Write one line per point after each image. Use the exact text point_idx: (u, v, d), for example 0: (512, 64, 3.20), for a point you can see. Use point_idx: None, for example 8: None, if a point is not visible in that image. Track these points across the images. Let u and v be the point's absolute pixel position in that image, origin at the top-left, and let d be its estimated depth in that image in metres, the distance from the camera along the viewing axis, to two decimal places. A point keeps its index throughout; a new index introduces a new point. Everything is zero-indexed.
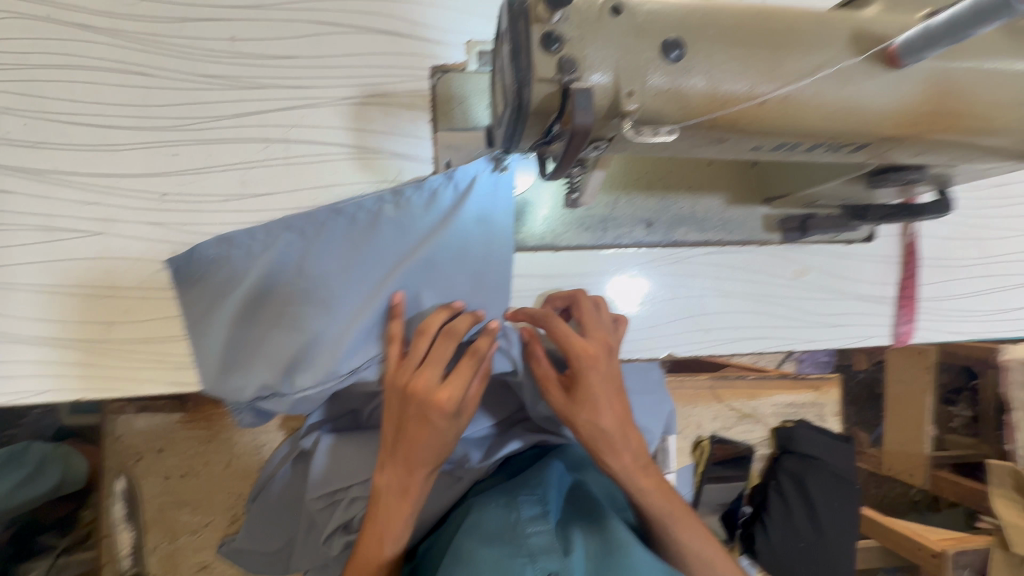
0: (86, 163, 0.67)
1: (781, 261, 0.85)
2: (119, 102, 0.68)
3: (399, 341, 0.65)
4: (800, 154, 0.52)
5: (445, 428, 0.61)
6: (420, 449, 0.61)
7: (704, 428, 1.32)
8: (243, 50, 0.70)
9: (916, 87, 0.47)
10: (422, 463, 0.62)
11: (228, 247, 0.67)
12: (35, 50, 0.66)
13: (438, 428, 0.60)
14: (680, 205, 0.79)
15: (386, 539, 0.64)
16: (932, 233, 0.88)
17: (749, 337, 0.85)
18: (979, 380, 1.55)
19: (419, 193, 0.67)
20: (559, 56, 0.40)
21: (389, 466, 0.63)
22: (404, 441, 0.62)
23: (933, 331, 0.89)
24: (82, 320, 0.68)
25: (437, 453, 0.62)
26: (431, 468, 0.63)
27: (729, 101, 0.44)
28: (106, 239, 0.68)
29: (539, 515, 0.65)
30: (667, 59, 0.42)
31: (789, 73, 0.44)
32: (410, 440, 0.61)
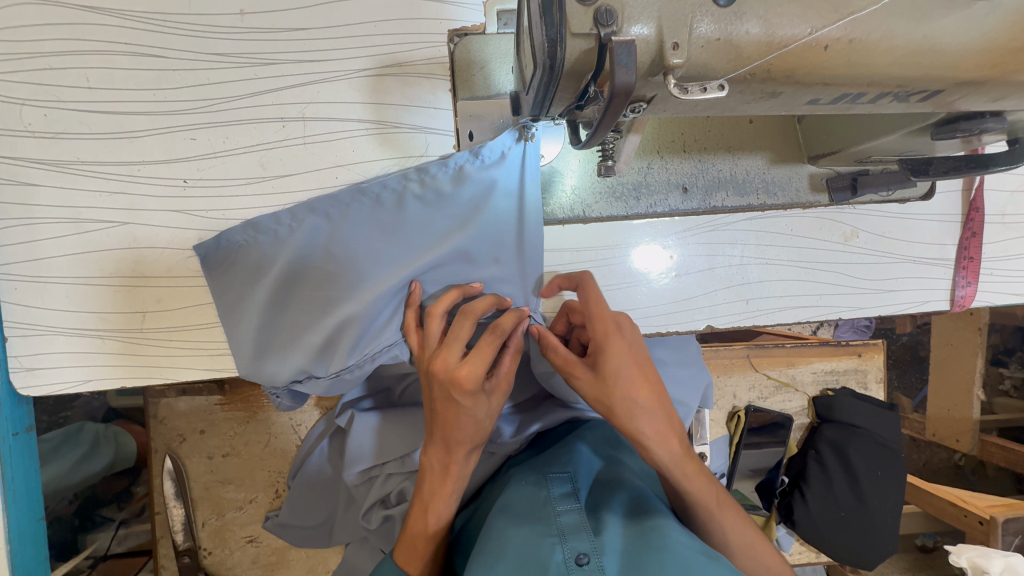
0: (107, 152, 0.66)
1: (828, 224, 0.79)
2: (133, 87, 0.66)
3: (417, 329, 0.64)
4: (862, 106, 0.47)
5: (477, 406, 0.59)
6: (454, 428, 0.60)
7: (740, 399, 1.29)
8: (254, 24, 0.67)
9: (1007, 20, 0.41)
10: (460, 445, 0.61)
11: (255, 232, 0.67)
12: (46, 37, 0.65)
13: (471, 406, 0.58)
14: (717, 168, 0.75)
15: (430, 513, 0.64)
16: (998, 187, 0.80)
17: (793, 307, 0.80)
18: None
19: (445, 167, 0.63)
20: (595, 7, 0.36)
21: (431, 448, 0.63)
22: (439, 425, 0.61)
23: (996, 293, 0.82)
24: (117, 311, 0.68)
25: (475, 434, 0.61)
26: (469, 449, 0.62)
27: (786, 49, 0.39)
28: (133, 229, 0.68)
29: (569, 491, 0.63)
30: (717, 3, 0.37)
31: (857, 11, 0.39)
32: (445, 421, 0.60)
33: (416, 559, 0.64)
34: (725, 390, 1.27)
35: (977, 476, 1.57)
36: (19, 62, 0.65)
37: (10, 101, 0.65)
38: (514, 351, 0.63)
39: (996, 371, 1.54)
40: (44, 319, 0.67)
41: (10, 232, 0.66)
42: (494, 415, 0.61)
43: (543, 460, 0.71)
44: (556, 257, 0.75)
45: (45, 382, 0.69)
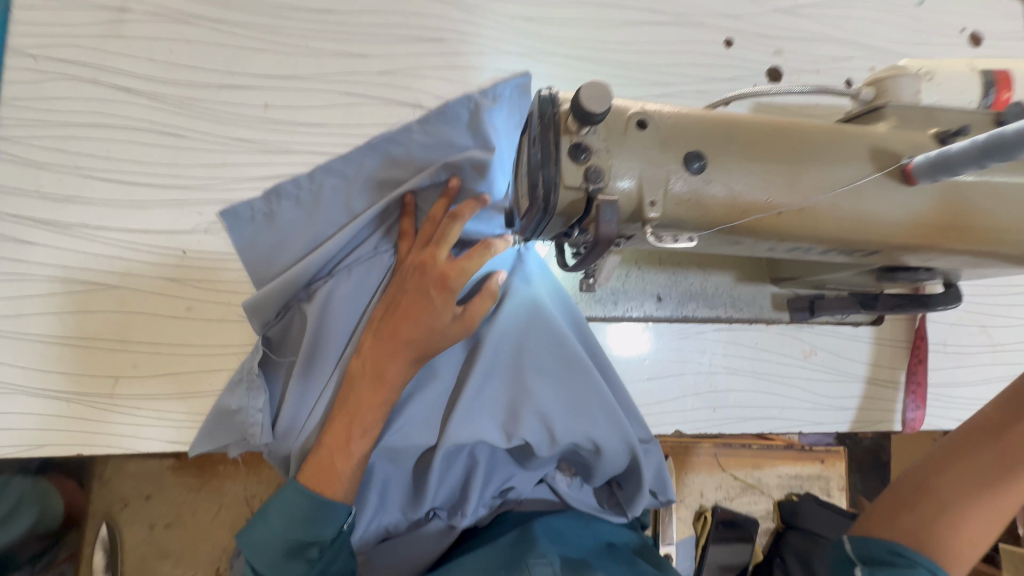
0: (112, 218, 0.69)
1: (789, 340, 0.85)
2: (151, 162, 0.70)
3: (410, 238, 0.67)
4: (814, 254, 0.53)
5: (440, 315, 0.60)
6: (410, 330, 0.60)
7: (707, 498, 1.29)
8: (275, 116, 0.73)
9: (930, 203, 0.48)
10: (411, 343, 0.60)
11: (274, 202, 0.67)
12: (77, 109, 0.69)
13: (433, 310, 0.60)
14: (691, 282, 0.81)
15: (352, 432, 0.60)
16: (939, 319, 0.88)
17: (759, 417, 0.83)
18: None
19: (445, 114, 0.69)
20: (586, 166, 0.41)
21: (367, 352, 0.61)
22: (393, 321, 0.60)
23: (942, 418, 0.87)
24: (85, 374, 0.67)
25: (421, 344, 0.61)
26: (411, 358, 0.61)
27: (746, 210, 0.45)
28: (123, 292, 0.68)
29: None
30: (689, 169, 0.43)
31: (806, 187, 0.46)
32: (402, 321, 0.60)
33: (331, 476, 0.60)
34: (692, 489, 1.28)
35: None
36: (45, 129, 0.68)
37: (29, 164, 0.68)
38: (488, 293, 0.64)
39: None
40: (10, 376, 0.65)
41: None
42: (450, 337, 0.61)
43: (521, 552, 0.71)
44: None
45: None
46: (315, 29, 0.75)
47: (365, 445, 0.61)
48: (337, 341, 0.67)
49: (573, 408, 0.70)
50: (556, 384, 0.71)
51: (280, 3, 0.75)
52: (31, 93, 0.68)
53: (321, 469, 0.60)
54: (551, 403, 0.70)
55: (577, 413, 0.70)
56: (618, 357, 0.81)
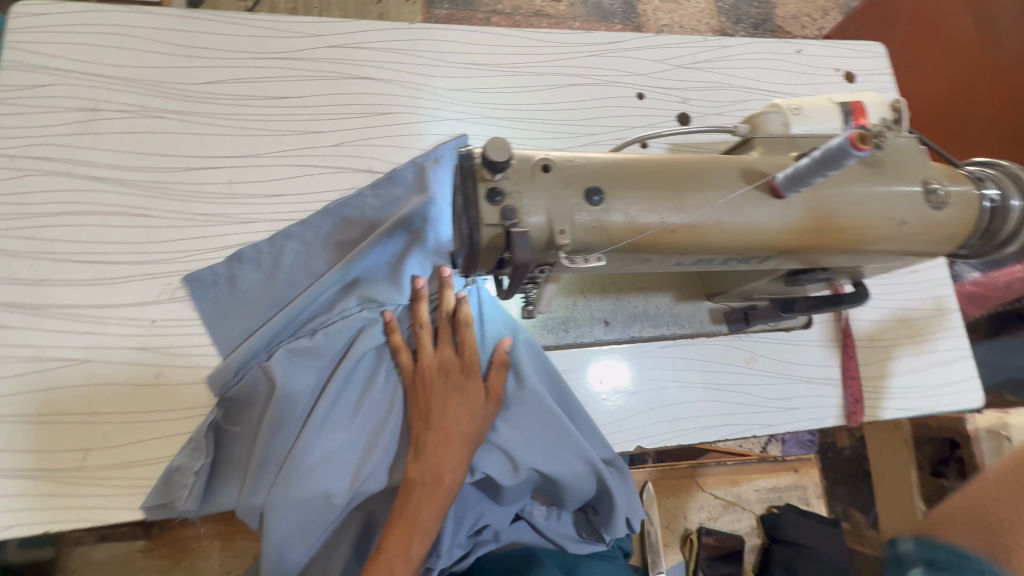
0: (84, 296, 0.73)
1: (731, 350, 0.92)
2: (121, 241, 0.76)
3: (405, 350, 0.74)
4: (717, 265, 0.62)
5: (473, 402, 0.72)
6: (459, 425, 0.70)
7: (691, 521, 1.30)
8: (238, 191, 0.81)
9: (799, 212, 0.58)
10: (458, 437, 0.70)
11: (238, 265, 0.77)
12: (50, 200, 0.75)
13: (472, 400, 0.72)
14: (633, 304, 0.89)
15: (416, 532, 0.67)
16: (862, 317, 0.97)
17: (713, 425, 0.88)
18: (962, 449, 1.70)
19: (393, 181, 0.82)
20: (501, 206, 0.49)
21: (422, 460, 0.69)
22: (437, 426, 0.70)
23: (880, 409, 0.94)
24: (56, 449, 0.68)
25: (467, 434, 0.71)
26: (465, 449, 0.70)
27: (645, 231, 0.53)
28: (93, 366, 0.71)
29: None
30: (590, 202, 0.51)
31: (692, 208, 0.54)
32: (452, 422, 0.70)
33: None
34: (675, 513, 1.29)
35: None
36: (19, 220, 0.74)
37: (2, 253, 0.72)
38: (500, 364, 0.75)
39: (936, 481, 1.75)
40: None
41: None
42: (489, 419, 0.73)
43: None
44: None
45: None
46: (273, 113, 0.85)
47: (425, 540, 0.67)
48: (303, 395, 0.72)
49: (529, 436, 0.77)
50: (537, 429, 0.77)
51: (240, 93, 0.84)
52: (6, 189, 0.74)
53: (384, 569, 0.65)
54: (531, 446, 0.76)
55: (538, 443, 0.77)
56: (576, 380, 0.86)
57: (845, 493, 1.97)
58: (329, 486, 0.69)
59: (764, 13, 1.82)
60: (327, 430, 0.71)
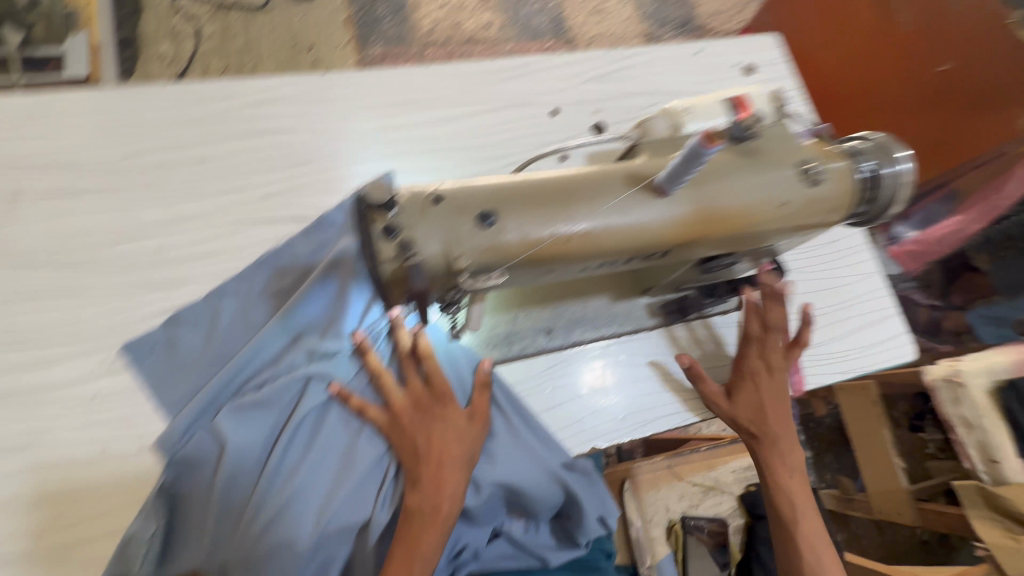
0: (22, 381, 0.73)
1: (671, 341, 0.97)
2: (54, 320, 0.76)
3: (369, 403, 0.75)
4: (623, 266, 0.66)
5: (457, 427, 0.75)
6: (453, 452, 0.73)
7: (674, 511, 1.33)
8: (171, 255, 0.83)
9: (685, 206, 0.62)
10: (450, 463, 0.73)
11: (175, 328, 0.78)
12: None
13: (456, 426, 0.75)
14: (571, 310, 0.92)
15: (418, 561, 0.69)
16: (791, 291, 1.02)
17: (663, 415, 0.92)
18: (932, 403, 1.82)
19: (319, 224, 0.84)
20: (396, 242, 0.52)
21: (418, 493, 0.71)
22: (427, 458, 0.72)
23: (820, 375, 0.99)
24: (15, 536, 0.69)
25: (461, 460, 0.73)
26: (462, 473, 0.73)
27: (541, 244, 0.57)
28: (40, 449, 0.71)
29: None
30: (483, 225, 0.55)
31: (582, 215, 0.58)
32: (440, 451, 0.73)
33: None
34: (658, 504, 1.32)
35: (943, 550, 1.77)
36: None
37: None
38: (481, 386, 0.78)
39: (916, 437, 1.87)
40: None
41: None
42: (476, 440, 0.75)
43: None
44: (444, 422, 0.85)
45: None
46: (197, 176, 0.87)
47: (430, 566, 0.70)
48: (258, 446, 0.73)
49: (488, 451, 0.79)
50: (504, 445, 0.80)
51: (162, 161, 0.87)
52: None
53: None
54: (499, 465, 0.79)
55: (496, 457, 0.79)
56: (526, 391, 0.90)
57: (830, 460, 2.03)
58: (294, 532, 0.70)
59: (684, 14, 1.91)
60: (283, 482, 0.72)
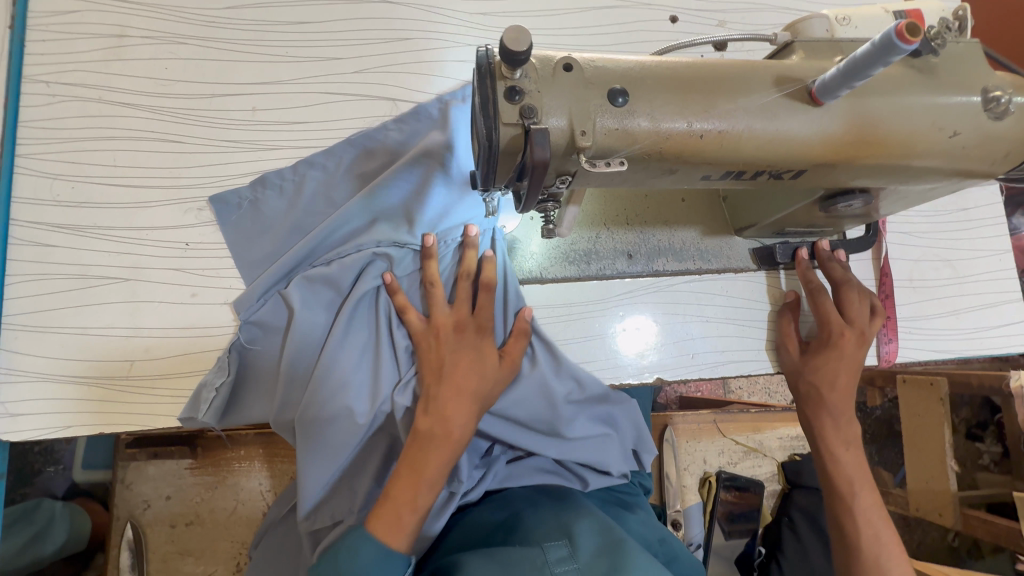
0: (121, 219, 0.76)
1: (759, 287, 0.89)
2: (153, 167, 0.78)
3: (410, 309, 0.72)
4: (747, 182, 0.59)
5: (485, 362, 0.70)
6: (475, 385, 0.69)
7: (710, 465, 1.31)
8: (262, 118, 0.81)
9: (837, 120, 0.54)
10: (472, 397, 0.68)
11: (262, 189, 0.79)
12: (85, 126, 0.77)
13: (483, 360, 0.70)
14: (656, 238, 0.87)
15: (422, 485, 0.65)
16: (902, 256, 0.92)
17: (735, 361, 0.87)
18: (1001, 413, 1.72)
19: (415, 114, 0.82)
20: (520, 105, 0.47)
21: (431, 415, 0.67)
22: (446, 383, 0.68)
23: (916, 350, 0.90)
24: (104, 360, 0.73)
25: (478, 395, 0.69)
26: (471, 407, 0.68)
27: (671, 136, 0.51)
28: (134, 285, 0.75)
29: (565, 557, 0.68)
30: (614, 104, 0.49)
31: (722, 111, 0.52)
32: (464, 381, 0.69)
33: (403, 528, 0.64)
34: (695, 456, 1.30)
35: (973, 558, 1.73)
36: (57, 145, 0.76)
37: (44, 176, 0.75)
38: (518, 332, 0.75)
39: (973, 445, 1.78)
40: (33, 366, 0.71)
41: (22, 286, 0.73)
42: (500, 380, 0.71)
43: (531, 533, 0.73)
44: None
45: (23, 430, 0.70)
46: (293, 40, 0.84)
47: (431, 495, 0.66)
48: (320, 322, 0.74)
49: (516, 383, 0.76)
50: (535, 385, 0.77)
51: (260, 19, 0.83)
52: (45, 114, 0.77)
53: (390, 518, 0.64)
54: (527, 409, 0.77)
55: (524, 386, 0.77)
56: (596, 313, 0.85)
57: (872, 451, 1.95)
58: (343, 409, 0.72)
59: None
60: (337, 364, 0.72)
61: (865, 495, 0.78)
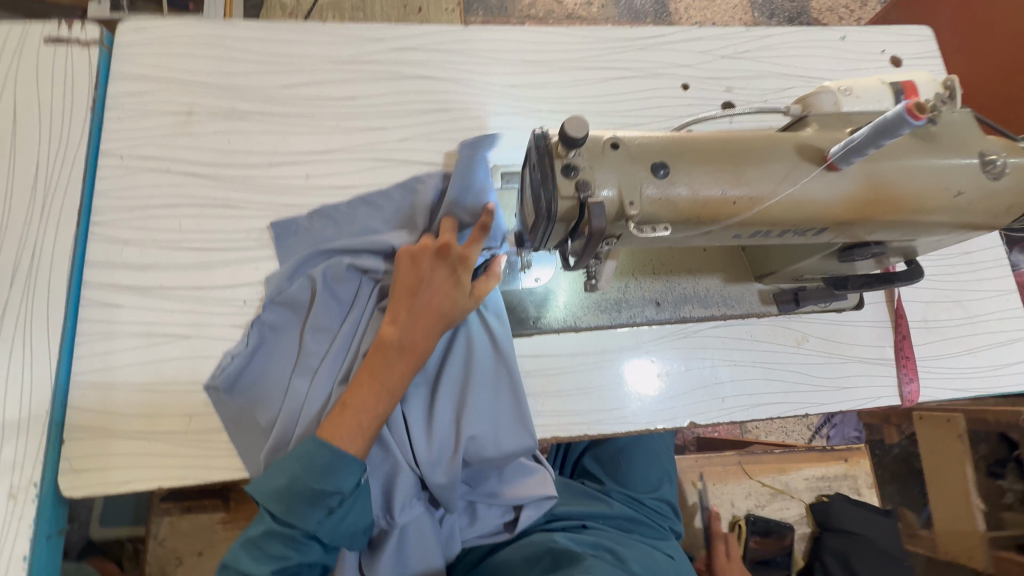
0: (185, 279, 0.81)
1: (781, 330, 0.94)
2: (215, 230, 0.84)
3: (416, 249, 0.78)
4: (774, 238, 0.65)
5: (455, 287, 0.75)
6: (437, 305, 0.74)
7: (739, 508, 1.31)
8: (316, 182, 0.88)
9: (854, 183, 0.61)
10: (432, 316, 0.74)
11: (317, 220, 0.86)
12: (155, 194, 0.84)
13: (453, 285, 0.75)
14: (682, 286, 0.92)
15: (384, 395, 0.71)
16: (914, 298, 0.97)
17: (765, 403, 0.90)
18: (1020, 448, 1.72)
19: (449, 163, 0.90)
20: (576, 180, 0.54)
21: (400, 325, 0.73)
22: (421, 294, 0.75)
23: (938, 388, 0.94)
24: (167, 414, 0.76)
25: (444, 316, 0.75)
26: (436, 327, 0.74)
27: (708, 202, 0.57)
28: (196, 340, 0.79)
29: None
30: (656, 176, 0.55)
31: (753, 178, 0.58)
32: (431, 301, 0.74)
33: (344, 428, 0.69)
34: (723, 499, 1.31)
35: None
36: (130, 212, 0.83)
37: (116, 241, 0.81)
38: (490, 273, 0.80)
39: (996, 482, 1.77)
40: (98, 421, 0.74)
41: (90, 344, 0.77)
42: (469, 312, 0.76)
43: None
44: (532, 382, 0.87)
45: (87, 484, 0.72)
46: (344, 112, 0.92)
47: (383, 403, 0.71)
48: (335, 305, 0.81)
49: (483, 401, 0.82)
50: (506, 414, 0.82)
51: (314, 94, 0.92)
52: (119, 185, 0.84)
53: (345, 420, 0.69)
54: (493, 431, 0.81)
55: (489, 420, 0.81)
56: (630, 360, 0.89)
57: (894, 491, 1.93)
58: (328, 373, 0.76)
59: (798, 8, 1.81)
60: (342, 341, 0.78)
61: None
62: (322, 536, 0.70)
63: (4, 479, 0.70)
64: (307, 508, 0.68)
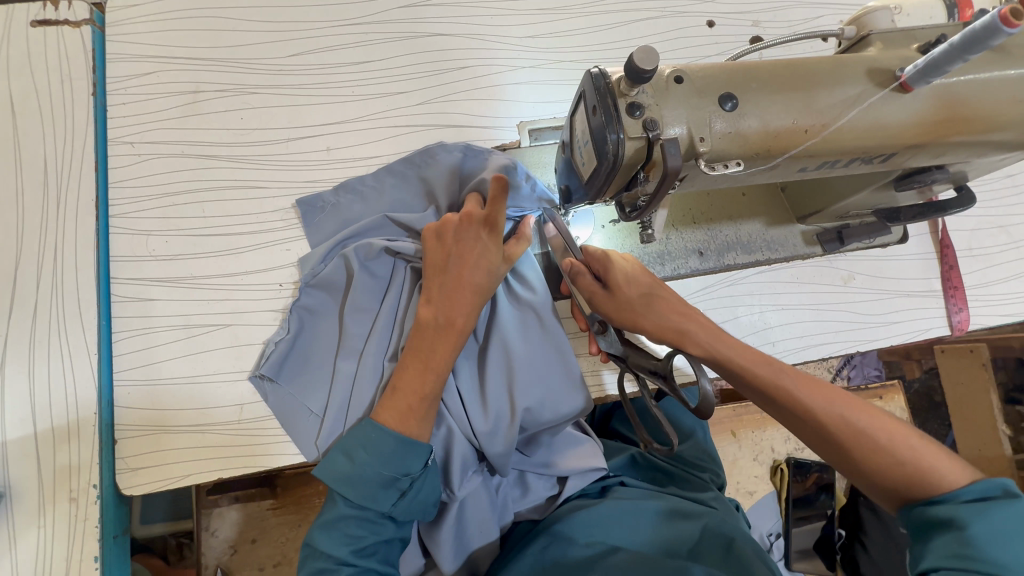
0: (216, 267, 0.78)
1: (826, 271, 0.92)
2: (240, 213, 0.80)
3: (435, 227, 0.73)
4: (839, 168, 0.62)
5: (489, 253, 0.71)
6: (473, 276, 0.70)
7: (779, 452, 1.33)
8: (338, 155, 0.84)
9: (926, 102, 0.57)
10: (470, 287, 0.71)
11: (343, 194, 0.82)
12: (173, 180, 0.80)
13: (485, 253, 0.71)
14: (725, 233, 0.89)
15: (429, 371, 0.69)
16: (959, 227, 0.95)
17: (816, 344, 0.89)
18: None
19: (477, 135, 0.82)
20: (642, 119, 0.51)
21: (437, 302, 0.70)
22: (455, 269, 0.71)
23: (988, 316, 0.92)
24: (218, 405, 0.74)
25: (481, 287, 0.71)
26: (476, 300, 0.71)
27: (779, 134, 0.54)
28: (236, 328, 0.77)
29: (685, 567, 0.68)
30: (724, 109, 0.53)
31: (823, 105, 0.55)
32: (466, 272, 0.71)
33: (401, 412, 0.68)
34: (762, 445, 1.32)
35: None
36: (150, 201, 0.79)
37: (139, 233, 0.78)
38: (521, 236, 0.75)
39: None
40: (148, 418, 0.72)
41: (129, 342, 0.74)
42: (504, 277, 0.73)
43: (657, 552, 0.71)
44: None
45: (147, 482, 0.71)
46: (358, 78, 0.87)
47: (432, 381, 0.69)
48: (371, 284, 0.77)
49: (532, 367, 0.80)
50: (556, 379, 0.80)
51: (324, 62, 0.87)
52: (133, 173, 0.79)
53: (397, 404, 0.68)
54: (546, 396, 0.80)
55: (540, 387, 0.79)
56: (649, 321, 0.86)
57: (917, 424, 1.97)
58: (373, 354, 0.74)
59: None
60: (383, 320, 0.75)
61: (909, 431, 0.58)
62: (397, 516, 0.68)
63: (63, 484, 0.69)
64: (380, 490, 0.66)
